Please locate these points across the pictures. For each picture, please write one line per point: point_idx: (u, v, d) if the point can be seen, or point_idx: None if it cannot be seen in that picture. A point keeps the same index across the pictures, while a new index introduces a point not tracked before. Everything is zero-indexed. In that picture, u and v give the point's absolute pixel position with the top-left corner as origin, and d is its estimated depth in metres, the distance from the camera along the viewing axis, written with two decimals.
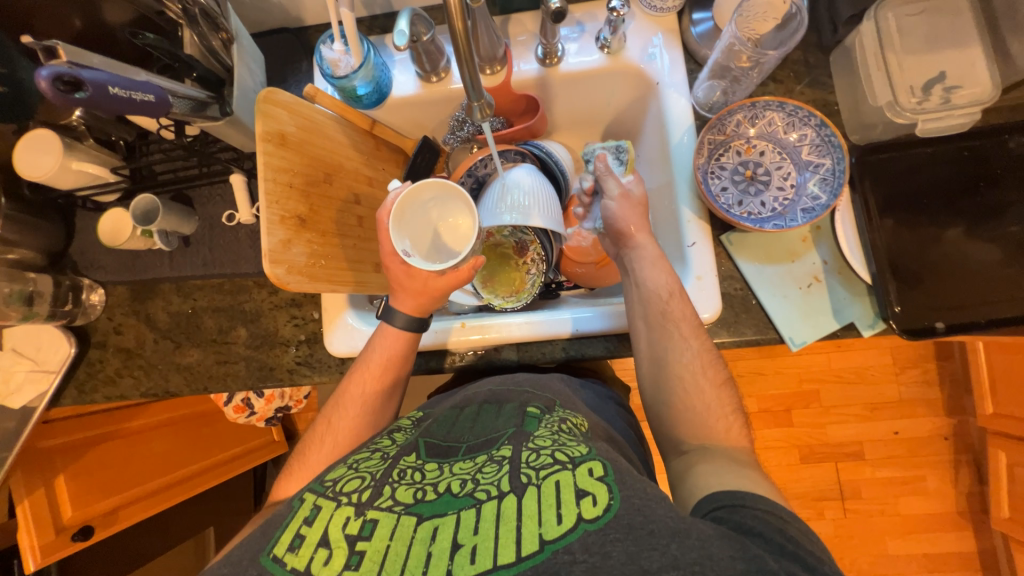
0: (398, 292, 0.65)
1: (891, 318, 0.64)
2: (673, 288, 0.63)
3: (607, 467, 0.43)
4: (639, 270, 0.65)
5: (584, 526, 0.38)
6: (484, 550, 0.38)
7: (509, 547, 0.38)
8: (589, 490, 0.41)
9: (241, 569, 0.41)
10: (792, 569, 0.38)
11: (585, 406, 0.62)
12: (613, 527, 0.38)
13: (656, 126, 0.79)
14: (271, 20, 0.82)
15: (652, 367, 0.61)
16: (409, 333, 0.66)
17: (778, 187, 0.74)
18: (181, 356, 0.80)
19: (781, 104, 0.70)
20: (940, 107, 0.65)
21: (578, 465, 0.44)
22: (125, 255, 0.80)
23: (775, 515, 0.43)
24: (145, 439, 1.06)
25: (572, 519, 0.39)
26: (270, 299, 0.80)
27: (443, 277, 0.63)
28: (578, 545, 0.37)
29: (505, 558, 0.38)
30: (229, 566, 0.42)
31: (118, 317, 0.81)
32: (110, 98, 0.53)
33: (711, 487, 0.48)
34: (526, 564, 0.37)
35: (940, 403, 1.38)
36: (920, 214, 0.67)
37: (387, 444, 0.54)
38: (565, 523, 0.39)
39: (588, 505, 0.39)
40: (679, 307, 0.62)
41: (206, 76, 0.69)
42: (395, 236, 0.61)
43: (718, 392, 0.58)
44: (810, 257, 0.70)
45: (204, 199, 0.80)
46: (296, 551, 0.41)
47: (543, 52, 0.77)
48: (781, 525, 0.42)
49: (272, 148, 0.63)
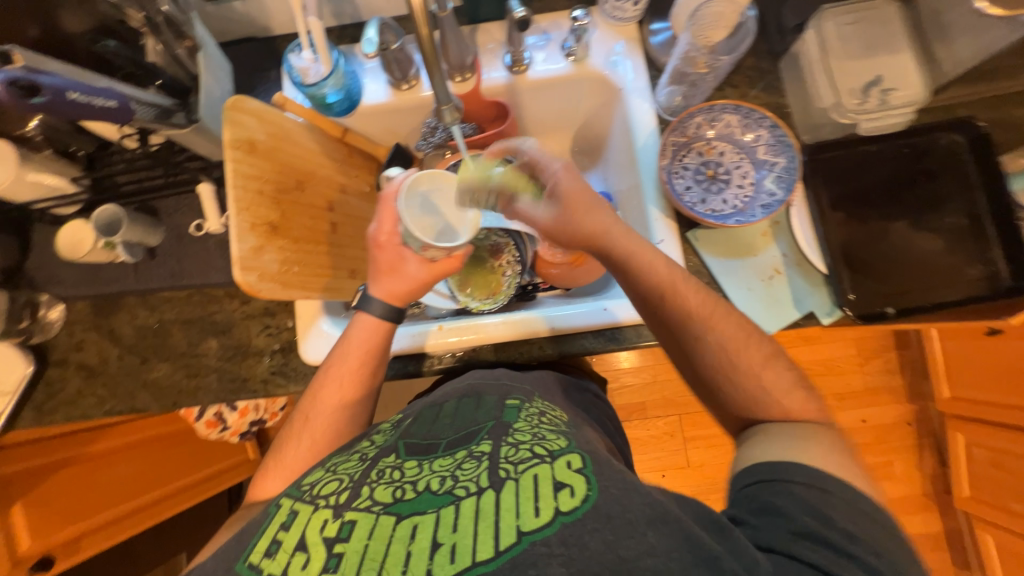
0: (377, 278, 0.66)
1: (847, 305, 0.68)
2: (660, 294, 0.60)
3: (585, 459, 0.44)
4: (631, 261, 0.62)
5: (561, 518, 0.39)
6: (463, 547, 0.39)
7: (488, 542, 0.39)
8: (566, 482, 0.42)
9: None
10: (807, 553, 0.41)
11: (562, 396, 0.64)
12: (590, 518, 0.39)
13: (622, 129, 0.83)
14: (239, 30, 0.82)
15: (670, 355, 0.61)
16: (385, 322, 0.66)
17: (738, 185, 0.77)
18: (149, 372, 0.78)
19: (736, 107, 0.75)
20: (877, 109, 0.70)
21: (556, 457, 0.44)
22: (87, 268, 0.77)
23: (816, 489, 0.45)
24: (110, 463, 1.01)
25: (550, 512, 0.40)
26: (242, 309, 0.78)
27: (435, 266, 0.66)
28: (555, 538, 0.38)
29: (483, 553, 0.38)
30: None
31: (80, 333, 0.78)
32: (68, 103, 0.51)
33: (754, 459, 0.50)
34: (504, 558, 0.38)
35: (902, 389, 1.45)
36: (868, 209, 0.72)
37: (366, 445, 0.53)
38: (542, 516, 0.39)
39: (565, 497, 0.40)
40: (681, 300, 0.59)
41: (171, 84, 0.68)
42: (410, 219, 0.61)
43: (750, 374, 0.56)
44: (770, 250, 0.74)
45: (172, 210, 0.79)
46: (273, 557, 0.41)
47: (510, 60, 0.79)
48: (816, 503, 0.44)
49: (241, 155, 0.63)
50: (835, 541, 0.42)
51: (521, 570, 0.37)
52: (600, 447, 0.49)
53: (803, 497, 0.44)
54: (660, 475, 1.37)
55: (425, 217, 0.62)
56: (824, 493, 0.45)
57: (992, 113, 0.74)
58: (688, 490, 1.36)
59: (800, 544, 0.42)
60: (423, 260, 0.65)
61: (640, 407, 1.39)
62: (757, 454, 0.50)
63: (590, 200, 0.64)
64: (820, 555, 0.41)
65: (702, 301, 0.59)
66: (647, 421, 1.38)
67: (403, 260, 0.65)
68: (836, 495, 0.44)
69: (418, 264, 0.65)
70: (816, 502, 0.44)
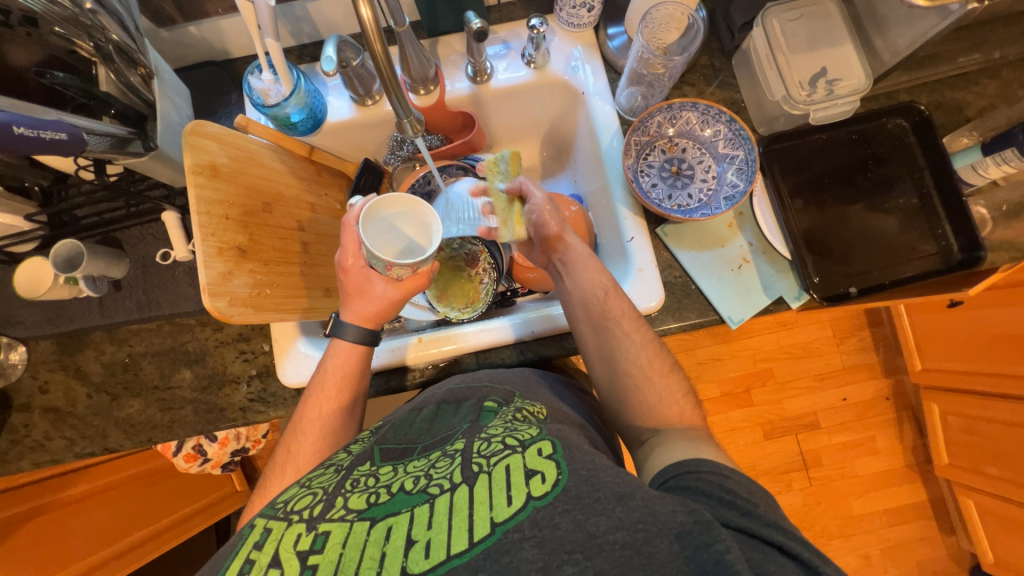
0: (347, 303, 0.66)
1: (813, 288, 0.71)
2: (608, 289, 0.65)
3: (556, 445, 0.45)
4: (573, 272, 0.67)
5: (533, 503, 0.39)
6: (438, 542, 0.38)
7: (462, 535, 0.39)
8: (538, 469, 0.42)
9: None
10: (730, 518, 0.41)
11: (548, 392, 0.63)
12: (561, 500, 0.39)
13: (587, 133, 0.84)
14: (195, 54, 0.81)
15: (604, 367, 0.63)
16: (362, 345, 0.66)
17: (702, 179, 0.80)
18: (120, 409, 0.75)
19: (694, 104, 0.77)
20: (825, 99, 0.72)
21: (528, 446, 0.45)
22: (48, 306, 0.75)
23: (718, 473, 0.46)
24: (85, 507, 0.97)
25: (523, 499, 0.40)
26: (215, 337, 0.77)
27: (404, 287, 0.66)
28: (528, 523, 0.38)
29: (458, 546, 0.38)
30: None
31: (44, 374, 0.75)
32: (15, 138, 0.50)
33: (665, 461, 0.51)
34: (479, 548, 0.38)
35: (878, 366, 1.50)
36: (824, 195, 0.75)
37: (342, 457, 0.53)
38: (515, 504, 0.40)
39: (537, 483, 0.41)
40: (616, 302, 0.64)
41: (125, 112, 0.67)
42: (373, 244, 0.63)
43: (669, 373, 0.61)
44: (737, 241, 0.76)
45: (135, 240, 0.77)
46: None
47: (473, 70, 0.80)
48: (721, 481, 0.45)
49: (204, 180, 0.62)
50: (743, 505, 0.42)
51: (495, 559, 0.37)
52: (573, 433, 0.49)
53: (710, 479, 0.45)
54: None
55: (388, 239, 0.66)
56: (725, 475, 0.46)
57: (931, 97, 0.78)
58: None
59: (728, 510, 0.42)
60: (391, 279, 0.65)
61: None
62: (668, 457, 0.51)
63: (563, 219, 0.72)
64: (745, 519, 0.41)
65: (629, 308, 0.65)
66: None
67: (370, 281, 0.65)
68: (733, 477, 0.46)
69: (385, 284, 0.65)
70: (721, 481, 0.45)
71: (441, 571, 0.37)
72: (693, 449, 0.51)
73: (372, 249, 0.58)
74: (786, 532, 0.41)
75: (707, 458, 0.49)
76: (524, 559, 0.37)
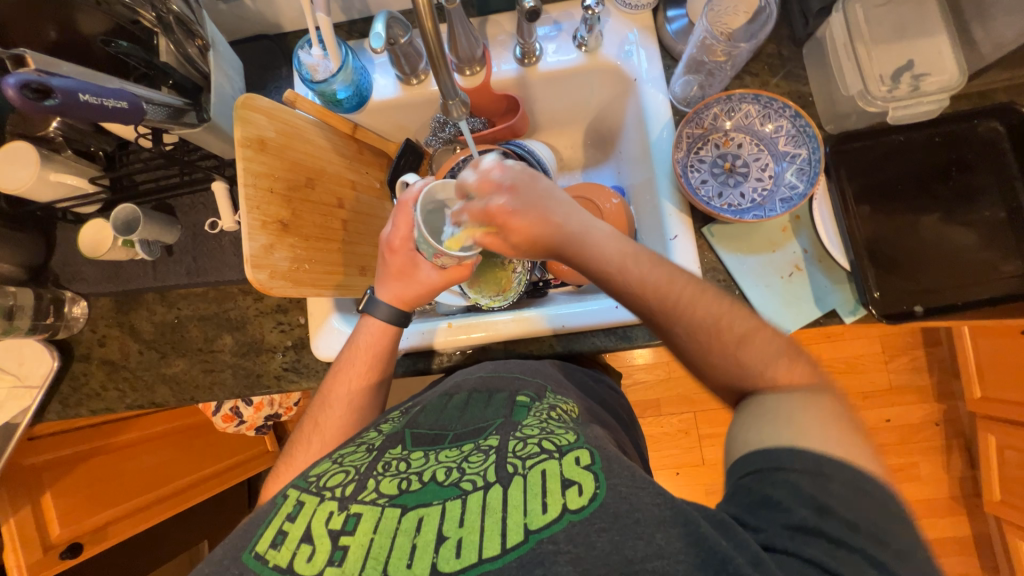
0: (385, 281, 0.67)
1: (870, 303, 0.65)
2: (665, 291, 0.52)
3: (594, 455, 0.43)
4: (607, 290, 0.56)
5: (569, 516, 0.39)
6: (469, 543, 0.39)
7: (495, 539, 0.38)
8: (575, 479, 0.41)
9: (224, 569, 0.41)
10: None
11: (575, 389, 0.62)
12: (598, 517, 0.38)
13: (636, 122, 0.80)
14: (249, 27, 0.82)
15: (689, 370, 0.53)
16: (391, 326, 0.66)
17: (757, 178, 0.75)
18: (167, 367, 0.79)
19: (756, 96, 0.71)
20: (909, 96, 0.66)
21: (565, 453, 0.44)
22: (107, 266, 0.79)
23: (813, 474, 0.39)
24: (135, 453, 1.05)
25: (558, 509, 0.39)
26: (255, 306, 0.80)
27: (444, 275, 0.66)
28: (563, 535, 0.38)
29: (490, 550, 0.38)
30: (210, 566, 0.42)
31: (102, 329, 0.81)
32: (80, 105, 0.51)
33: (741, 446, 0.44)
34: (511, 555, 0.37)
35: (930, 388, 1.39)
36: (896, 202, 0.68)
37: (373, 436, 0.53)
38: (550, 512, 0.39)
39: (573, 495, 0.40)
40: (648, 297, 0.52)
41: (183, 83, 0.68)
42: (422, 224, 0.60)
43: None
44: (791, 246, 0.72)
45: (187, 208, 0.80)
46: (278, 548, 0.41)
47: (521, 52, 0.77)
48: (812, 492, 0.39)
49: (251, 153, 0.63)
50: (830, 532, 0.37)
51: (528, 569, 0.37)
52: (608, 441, 0.48)
53: (798, 486, 0.39)
54: (674, 473, 1.41)
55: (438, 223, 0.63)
56: (821, 477, 0.39)
57: None
58: (700, 488, 1.39)
59: (797, 540, 0.38)
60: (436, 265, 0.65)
61: (654, 403, 1.43)
62: (747, 439, 0.44)
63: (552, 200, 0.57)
64: (813, 548, 0.37)
65: (671, 293, 0.51)
66: (660, 419, 1.42)
67: (416, 266, 0.66)
68: (833, 478, 0.39)
69: (430, 269, 0.65)
70: (813, 491, 0.39)
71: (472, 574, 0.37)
72: (788, 430, 0.42)
73: (425, 236, 0.58)
74: (879, 565, 0.36)
75: (804, 448, 0.40)
76: (557, 571, 0.36)
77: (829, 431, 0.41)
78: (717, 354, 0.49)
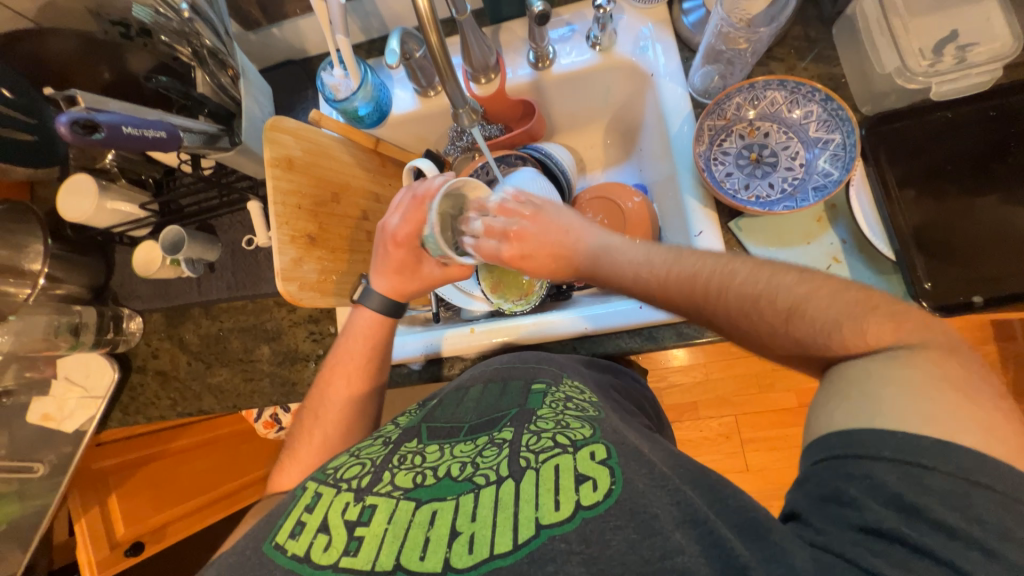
0: (383, 274, 0.68)
1: (922, 296, 0.60)
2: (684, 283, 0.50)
3: (610, 450, 0.43)
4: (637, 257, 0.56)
5: (582, 514, 0.38)
6: (482, 538, 0.38)
7: (506, 535, 0.38)
8: (589, 475, 0.40)
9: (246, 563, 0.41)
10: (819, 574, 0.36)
11: (596, 379, 0.61)
12: (612, 514, 0.38)
13: (655, 117, 0.78)
14: (277, 55, 0.87)
15: None
16: (385, 317, 0.69)
17: (787, 167, 0.72)
18: (212, 377, 0.85)
19: (781, 83, 0.68)
20: (954, 69, 0.61)
21: (579, 448, 0.43)
22: (158, 283, 0.85)
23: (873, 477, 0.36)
24: (189, 458, 1.11)
25: (571, 507, 0.39)
26: (289, 317, 0.84)
27: (443, 270, 0.69)
28: (575, 534, 0.37)
29: (502, 546, 0.37)
30: (235, 556, 0.43)
31: (155, 342, 0.87)
32: (123, 137, 0.55)
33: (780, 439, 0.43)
34: (522, 551, 0.37)
35: (1006, 388, 1.26)
36: (948, 183, 0.63)
37: (390, 429, 0.55)
38: (563, 509, 0.39)
39: (587, 491, 0.39)
40: (684, 282, 0.52)
41: (217, 111, 0.73)
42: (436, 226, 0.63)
43: None
44: (827, 238, 0.68)
45: (226, 227, 0.85)
46: (297, 537, 0.42)
47: (534, 56, 0.78)
48: (896, 487, 0.35)
49: (280, 172, 0.67)
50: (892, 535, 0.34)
51: (540, 566, 0.36)
52: (628, 433, 0.47)
53: (883, 481, 0.36)
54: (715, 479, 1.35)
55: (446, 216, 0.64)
56: (879, 471, 0.36)
57: None
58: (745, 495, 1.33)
59: (842, 545, 0.35)
60: (440, 262, 0.68)
61: (692, 406, 1.37)
62: None
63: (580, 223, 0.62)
64: (870, 555, 0.34)
65: (697, 283, 0.51)
66: (699, 423, 1.37)
67: (418, 261, 0.68)
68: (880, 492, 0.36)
69: (434, 265, 0.68)
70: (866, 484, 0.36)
71: (483, 569, 0.37)
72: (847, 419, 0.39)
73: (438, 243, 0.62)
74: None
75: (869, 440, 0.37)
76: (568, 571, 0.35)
77: (922, 410, 0.37)
78: (769, 331, 0.47)
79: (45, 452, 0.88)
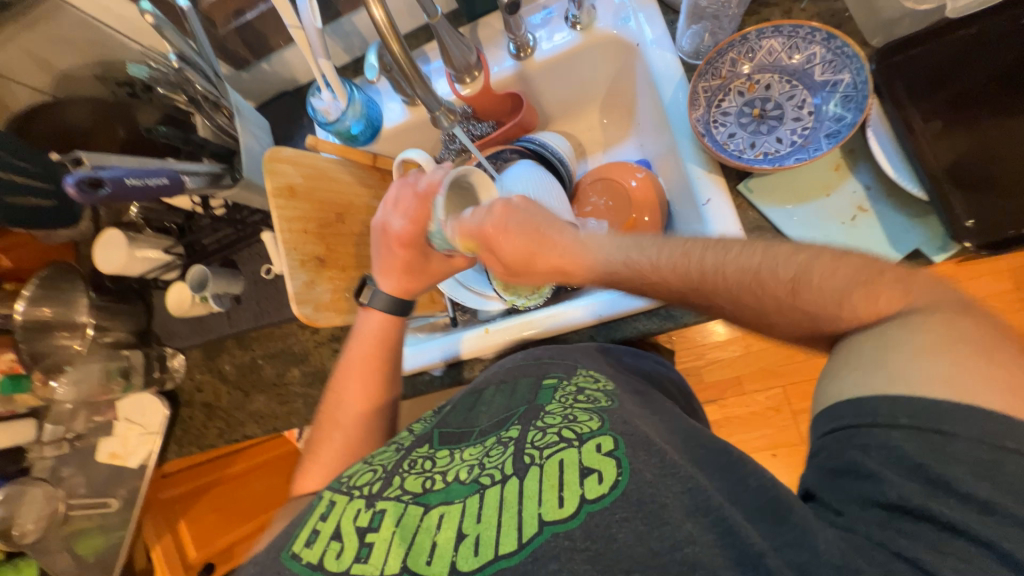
0: (389, 275, 0.68)
1: (964, 237, 0.54)
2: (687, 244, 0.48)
3: (618, 441, 0.41)
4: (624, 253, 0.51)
5: (587, 508, 0.37)
6: (487, 539, 0.38)
7: (511, 534, 0.38)
8: (595, 467, 0.39)
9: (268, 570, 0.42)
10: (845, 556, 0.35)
11: (614, 364, 0.60)
12: (619, 506, 0.37)
13: (647, 87, 0.76)
14: (272, 87, 0.90)
15: None
16: (394, 314, 0.69)
17: (794, 118, 0.67)
18: (251, 403, 0.89)
19: (776, 28, 0.64)
20: None
21: (585, 441, 0.42)
22: (192, 320, 0.90)
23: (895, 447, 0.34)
24: (247, 481, 1.17)
25: (575, 502, 0.38)
26: (313, 338, 0.87)
27: (448, 261, 0.69)
28: (579, 531, 0.36)
29: (506, 546, 0.37)
30: (257, 565, 0.44)
31: (197, 376, 0.92)
32: (129, 189, 0.59)
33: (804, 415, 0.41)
34: (525, 550, 0.36)
35: None
36: (979, 109, 0.56)
37: (404, 436, 0.55)
38: (566, 506, 0.38)
39: (593, 484, 0.38)
40: (677, 271, 0.47)
41: (217, 151, 0.75)
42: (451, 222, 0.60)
43: None
44: (848, 186, 0.63)
45: (246, 260, 0.88)
46: (311, 545, 0.43)
47: (515, 47, 0.76)
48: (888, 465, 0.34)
49: (283, 202, 0.68)
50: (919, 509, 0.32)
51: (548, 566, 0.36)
52: (641, 421, 0.45)
53: (901, 450, 0.34)
54: (769, 455, 1.28)
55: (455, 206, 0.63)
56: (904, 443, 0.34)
57: None
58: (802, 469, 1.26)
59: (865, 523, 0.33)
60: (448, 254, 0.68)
61: (735, 382, 1.31)
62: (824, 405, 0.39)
63: (552, 228, 0.56)
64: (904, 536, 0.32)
65: (692, 266, 0.46)
66: (744, 398, 1.31)
67: (426, 257, 0.68)
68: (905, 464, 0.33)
69: (442, 259, 0.69)
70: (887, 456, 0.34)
71: (489, 571, 0.36)
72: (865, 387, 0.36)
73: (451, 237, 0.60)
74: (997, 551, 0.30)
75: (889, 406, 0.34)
76: (574, 569, 0.35)
77: (939, 369, 0.35)
78: (776, 307, 0.43)
79: (116, 488, 0.95)
